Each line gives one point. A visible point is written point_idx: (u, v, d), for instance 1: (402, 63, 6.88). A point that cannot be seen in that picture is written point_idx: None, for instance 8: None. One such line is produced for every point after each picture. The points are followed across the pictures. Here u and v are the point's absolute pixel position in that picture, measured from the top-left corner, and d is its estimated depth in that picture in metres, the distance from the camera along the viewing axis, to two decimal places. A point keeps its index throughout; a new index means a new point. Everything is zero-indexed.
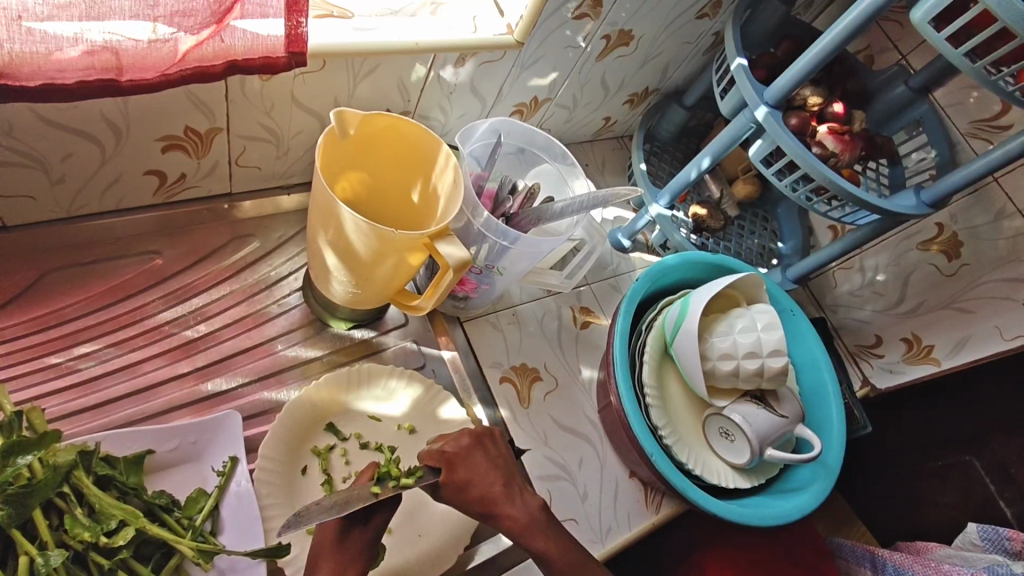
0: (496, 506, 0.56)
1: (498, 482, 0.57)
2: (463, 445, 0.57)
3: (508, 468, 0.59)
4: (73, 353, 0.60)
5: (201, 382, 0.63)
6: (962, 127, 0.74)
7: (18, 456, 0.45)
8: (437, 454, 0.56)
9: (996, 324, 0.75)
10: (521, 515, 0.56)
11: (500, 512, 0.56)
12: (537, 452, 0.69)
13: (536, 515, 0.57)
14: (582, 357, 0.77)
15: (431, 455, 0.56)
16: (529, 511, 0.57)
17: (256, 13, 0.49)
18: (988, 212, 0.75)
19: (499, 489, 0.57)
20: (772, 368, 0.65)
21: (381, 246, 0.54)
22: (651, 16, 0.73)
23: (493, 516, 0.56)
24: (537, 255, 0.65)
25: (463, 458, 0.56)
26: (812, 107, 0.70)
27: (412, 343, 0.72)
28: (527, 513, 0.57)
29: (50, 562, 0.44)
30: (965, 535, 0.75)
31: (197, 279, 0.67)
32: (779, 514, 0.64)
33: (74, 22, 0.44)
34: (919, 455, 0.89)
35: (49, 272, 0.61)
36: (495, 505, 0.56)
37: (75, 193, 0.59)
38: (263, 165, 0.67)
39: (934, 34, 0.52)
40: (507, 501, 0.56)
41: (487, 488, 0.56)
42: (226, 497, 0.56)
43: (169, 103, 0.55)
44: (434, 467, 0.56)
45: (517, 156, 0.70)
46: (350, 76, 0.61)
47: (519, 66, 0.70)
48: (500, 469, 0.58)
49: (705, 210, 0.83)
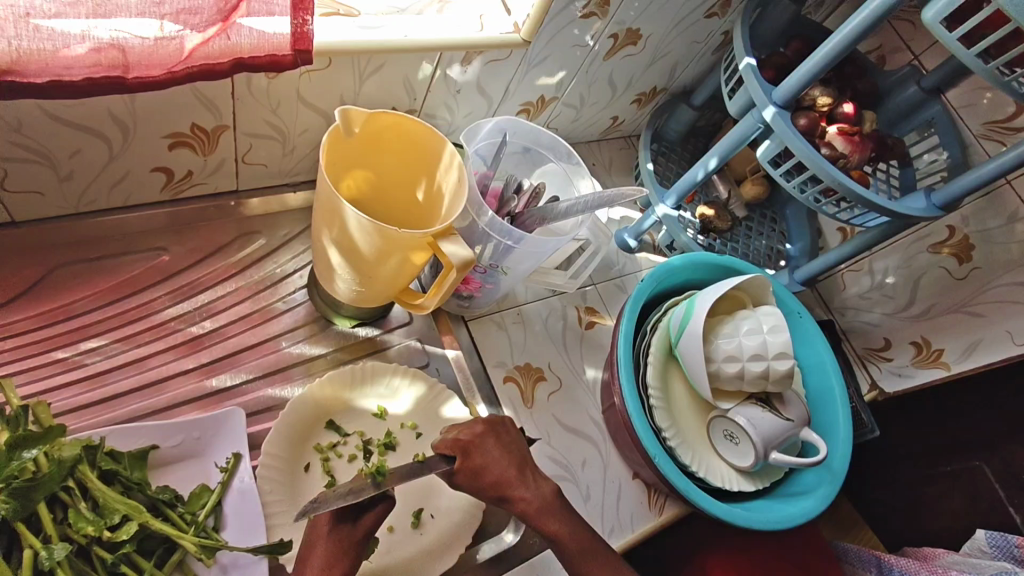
0: (508, 490, 0.56)
1: (511, 467, 0.56)
2: (467, 446, 0.56)
3: (520, 453, 0.58)
4: (79, 348, 0.61)
5: (207, 376, 0.63)
6: (974, 128, 0.73)
7: (23, 450, 0.47)
8: (452, 443, 0.55)
9: (1007, 329, 0.75)
10: (531, 501, 0.56)
11: (512, 496, 0.56)
12: (633, 484, 0.71)
13: (549, 501, 0.56)
14: (586, 358, 0.77)
15: (445, 444, 0.55)
16: (541, 497, 0.56)
17: (261, 11, 0.49)
18: (1000, 216, 0.73)
19: (512, 473, 0.56)
20: (778, 372, 0.64)
21: (384, 244, 0.54)
22: (659, 16, 0.72)
23: (498, 508, 0.56)
24: (540, 254, 0.65)
25: (474, 446, 0.56)
26: (821, 107, 0.69)
27: (416, 341, 0.72)
28: (537, 498, 0.56)
29: (54, 555, 0.45)
30: (973, 541, 0.74)
31: (202, 276, 0.67)
32: (782, 518, 0.64)
33: (82, 20, 0.44)
34: (932, 458, 0.86)
35: (56, 267, 0.62)
36: (508, 488, 0.56)
37: (83, 189, 0.59)
38: (269, 163, 0.68)
39: (946, 34, 0.51)
40: (519, 485, 0.56)
41: (498, 482, 0.56)
42: (228, 493, 0.57)
43: (177, 102, 0.55)
44: (448, 456, 0.55)
45: (522, 155, 0.70)
46: (356, 75, 0.61)
47: (525, 66, 0.70)
48: (512, 454, 0.57)
49: (712, 211, 0.82)
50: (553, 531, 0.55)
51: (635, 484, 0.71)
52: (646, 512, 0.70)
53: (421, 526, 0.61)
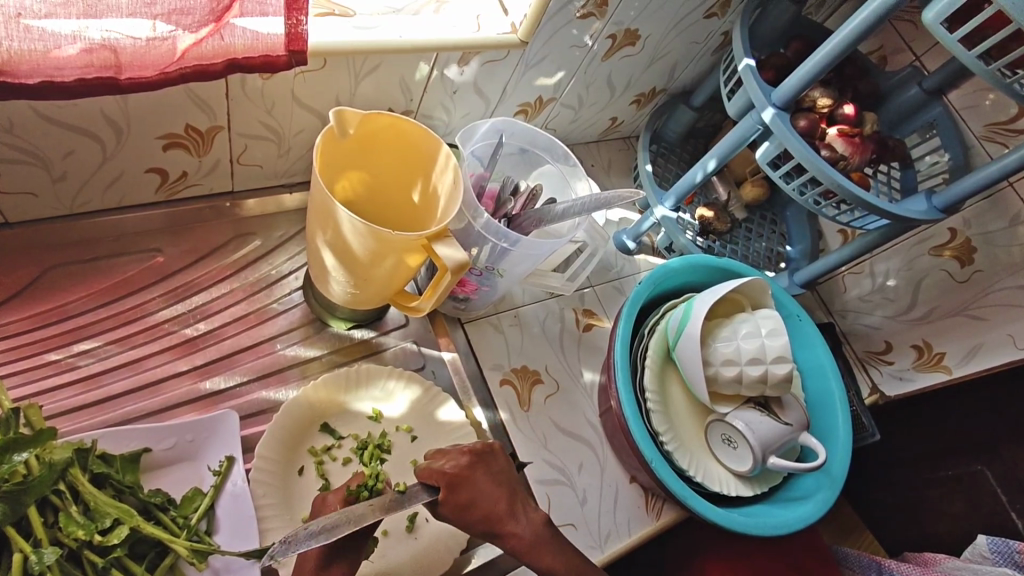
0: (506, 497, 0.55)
1: (501, 501, 0.55)
2: (467, 458, 0.56)
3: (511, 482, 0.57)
4: (72, 350, 0.60)
5: (201, 378, 0.63)
6: (976, 130, 0.72)
7: (14, 453, 0.46)
8: (438, 474, 0.55)
9: (1009, 333, 0.74)
10: (523, 535, 0.55)
11: (507, 502, 0.55)
12: (630, 488, 0.70)
13: None
14: (584, 360, 0.77)
15: (431, 474, 0.55)
16: (532, 530, 0.55)
17: (255, 11, 0.48)
18: (1002, 218, 0.73)
19: (502, 508, 0.55)
20: (776, 376, 0.63)
21: (378, 247, 0.53)
22: (658, 16, 0.72)
23: (495, 537, 0.55)
24: (537, 256, 0.64)
25: (465, 478, 0.55)
26: (821, 108, 0.68)
27: (412, 343, 0.71)
28: (531, 532, 0.55)
29: (44, 560, 0.44)
30: (974, 547, 0.72)
31: (198, 277, 0.67)
32: (780, 524, 0.63)
33: (72, 20, 0.43)
34: (932, 463, 0.86)
35: (50, 268, 0.62)
36: (499, 523, 0.54)
37: (77, 189, 0.59)
38: (264, 164, 0.67)
39: (946, 35, 0.50)
40: (511, 516, 0.55)
41: (489, 502, 0.54)
42: (221, 497, 0.56)
43: (171, 103, 0.55)
44: (432, 486, 0.55)
45: (519, 156, 0.70)
46: (351, 76, 0.61)
47: (523, 67, 0.69)
48: (503, 487, 0.56)
49: (712, 213, 0.81)
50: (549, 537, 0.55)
51: (632, 488, 0.71)
52: (644, 516, 0.70)
53: (416, 531, 0.61)
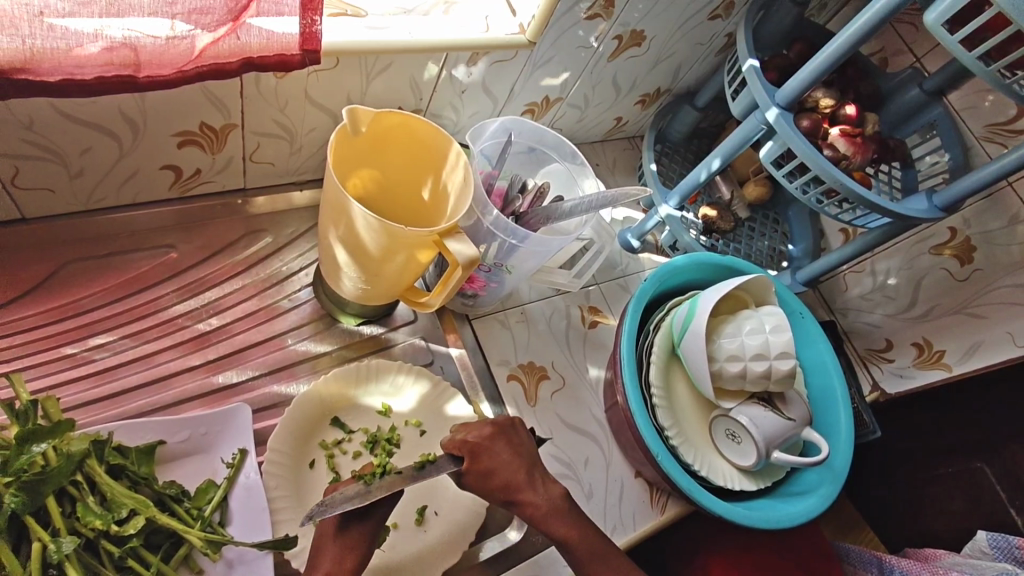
0: (516, 494, 0.56)
1: (521, 471, 0.56)
2: (472, 442, 0.57)
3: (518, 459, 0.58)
4: (87, 344, 0.61)
5: (214, 373, 0.64)
6: (976, 131, 0.74)
7: (33, 444, 0.47)
8: (453, 448, 0.56)
9: (1008, 331, 0.75)
10: (530, 507, 0.56)
11: (518, 500, 0.56)
12: (634, 483, 0.71)
13: (553, 501, 0.57)
14: (590, 357, 0.78)
15: (454, 444, 0.56)
16: (536, 513, 0.56)
17: (271, 11, 0.49)
18: (1002, 218, 0.74)
19: (505, 484, 0.56)
20: (780, 371, 0.64)
21: (390, 242, 0.54)
22: (664, 17, 0.73)
23: (501, 511, 0.56)
24: (545, 254, 0.65)
25: (470, 455, 0.56)
26: (824, 109, 0.70)
27: (421, 339, 0.72)
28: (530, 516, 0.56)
29: (63, 548, 0.45)
30: (974, 543, 0.74)
31: (209, 273, 0.68)
32: (784, 518, 0.64)
33: (94, 18, 0.44)
34: (932, 460, 0.87)
35: (66, 264, 0.63)
36: (500, 502, 0.55)
37: (92, 185, 0.60)
38: (276, 162, 0.68)
39: (948, 37, 0.51)
40: (513, 502, 0.56)
41: (490, 489, 0.55)
42: (234, 489, 0.57)
43: (186, 101, 0.56)
44: (456, 457, 0.56)
45: (527, 155, 0.71)
46: (363, 75, 0.62)
47: (531, 67, 0.71)
48: (522, 458, 0.57)
49: (715, 212, 0.83)
50: (556, 528, 0.56)
51: (638, 483, 0.72)
52: (648, 511, 0.71)
53: (425, 524, 0.61)
